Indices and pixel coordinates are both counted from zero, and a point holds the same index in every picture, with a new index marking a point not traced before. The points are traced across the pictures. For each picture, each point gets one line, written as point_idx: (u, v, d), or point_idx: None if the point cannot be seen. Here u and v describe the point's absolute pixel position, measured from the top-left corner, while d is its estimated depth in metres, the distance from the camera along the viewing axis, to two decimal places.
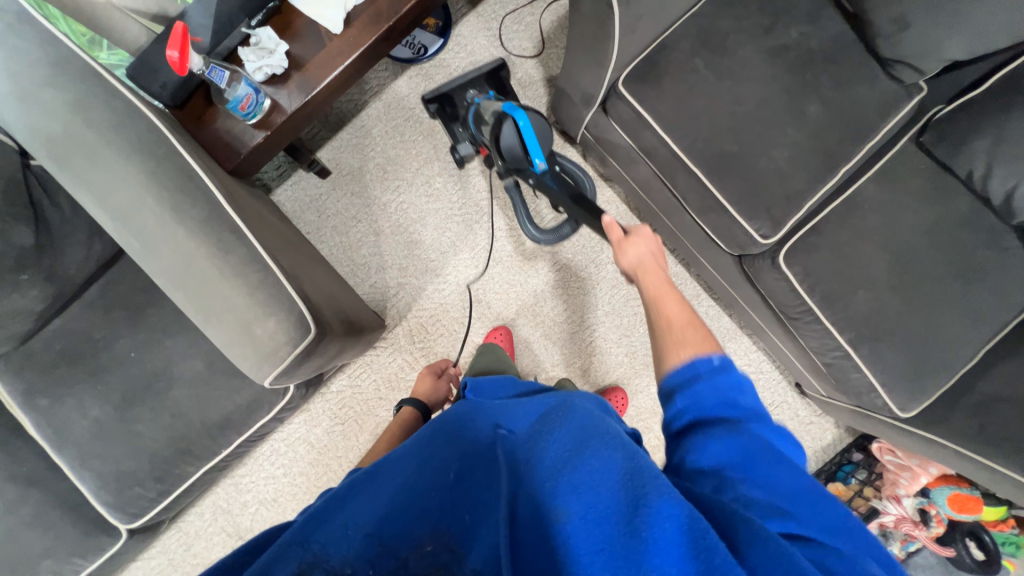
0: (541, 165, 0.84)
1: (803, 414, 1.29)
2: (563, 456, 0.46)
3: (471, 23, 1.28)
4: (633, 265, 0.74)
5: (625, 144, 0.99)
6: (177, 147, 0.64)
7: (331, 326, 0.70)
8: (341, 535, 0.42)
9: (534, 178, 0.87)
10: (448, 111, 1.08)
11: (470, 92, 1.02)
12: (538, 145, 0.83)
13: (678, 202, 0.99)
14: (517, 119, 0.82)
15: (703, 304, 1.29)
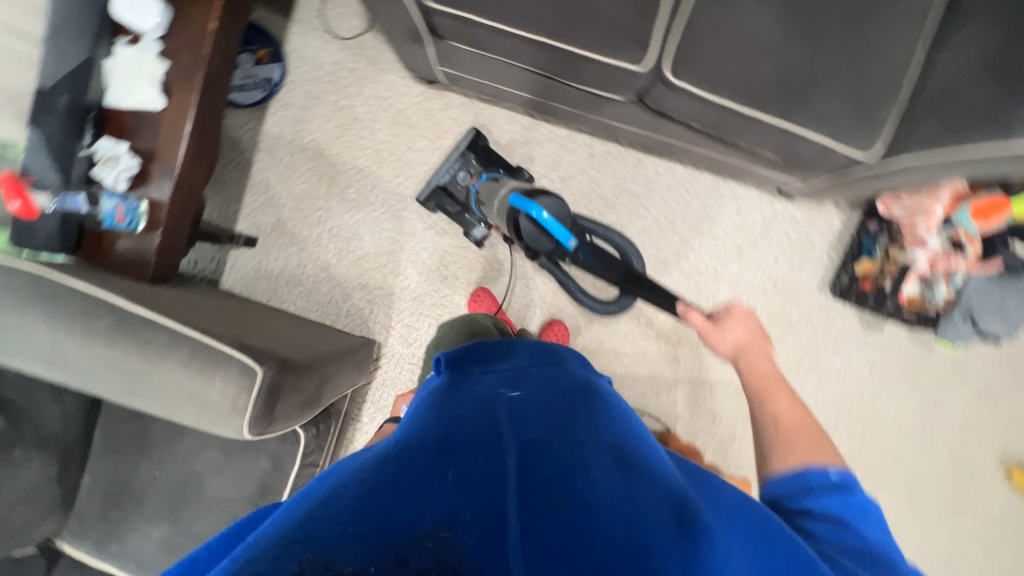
0: (574, 245, 0.90)
1: (801, 214, 1.24)
2: (584, 458, 0.51)
3: (296, 33, 1.24)
4: (732, 355, 0.78)
5: (476, 57, 0.95)
6: (58, 278, 0.66)
7: (283, 359, 0.71)
8: (338, 532, 0.42)
9: (570, 256, 0.93)
10: (446, 202, 1.22)
11: (460, 174, 1.20)
12: (562, 229, 0.88)
13: (556, 82, 0.95)
14: (530, 212, 0.88)
15: (649, 167, 1.25)
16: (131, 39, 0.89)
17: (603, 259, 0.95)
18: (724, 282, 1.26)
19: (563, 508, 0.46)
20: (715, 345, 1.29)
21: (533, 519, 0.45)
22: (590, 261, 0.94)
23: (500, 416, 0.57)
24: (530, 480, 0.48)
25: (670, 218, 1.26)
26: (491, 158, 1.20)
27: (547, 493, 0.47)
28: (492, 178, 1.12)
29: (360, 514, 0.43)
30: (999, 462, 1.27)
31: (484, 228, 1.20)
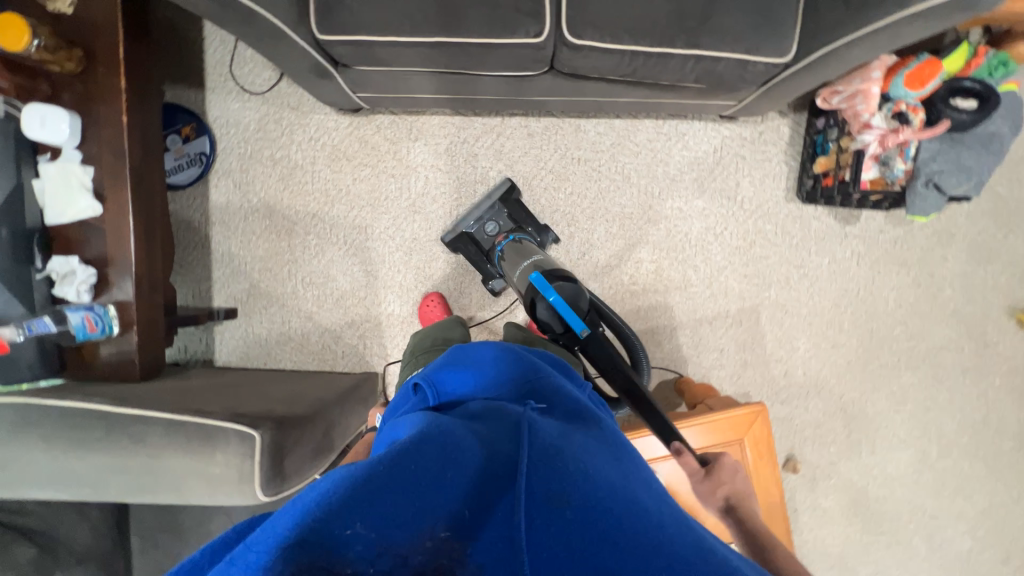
0: (585, 334, 0.87)
1: (749, 133, 1.24)
2: (587, 456, 0.51)
3: (214, 101, 1.25)
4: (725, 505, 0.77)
5: (385, 74, 0.96)
6: (40, 402, 0.67)
7: (279, 417, 0.73)
8: (349, 526, 0.39)
9: (580, 344, 0.89)
10: (471, 248, 1.21)
11: (488, 224, 1.19)
12: (575, 317, 0.88)
13: (468, 75, 0.95)
14: (546, 296, 0.88)
15: (590, 129, 1.25)
16: (53, 155, 0.89)
17: (609, 356, 0.88)
18: (694, 219, 1.27)
19: (565, 508, 0.44)
20: (703, 283, 1.29)
21: (535, 524, 0.43)
22: (599, 357, 0.88)
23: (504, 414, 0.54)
24: (539, 475, 0.46)
25: (623, 172, 1.26)
26: (522, 216, 1.21)
27: (551, 492, 0.45)
28: (516, 241, 1.12)
29: (362, 508, 0.40)
30: (1009, 312, 1.27)
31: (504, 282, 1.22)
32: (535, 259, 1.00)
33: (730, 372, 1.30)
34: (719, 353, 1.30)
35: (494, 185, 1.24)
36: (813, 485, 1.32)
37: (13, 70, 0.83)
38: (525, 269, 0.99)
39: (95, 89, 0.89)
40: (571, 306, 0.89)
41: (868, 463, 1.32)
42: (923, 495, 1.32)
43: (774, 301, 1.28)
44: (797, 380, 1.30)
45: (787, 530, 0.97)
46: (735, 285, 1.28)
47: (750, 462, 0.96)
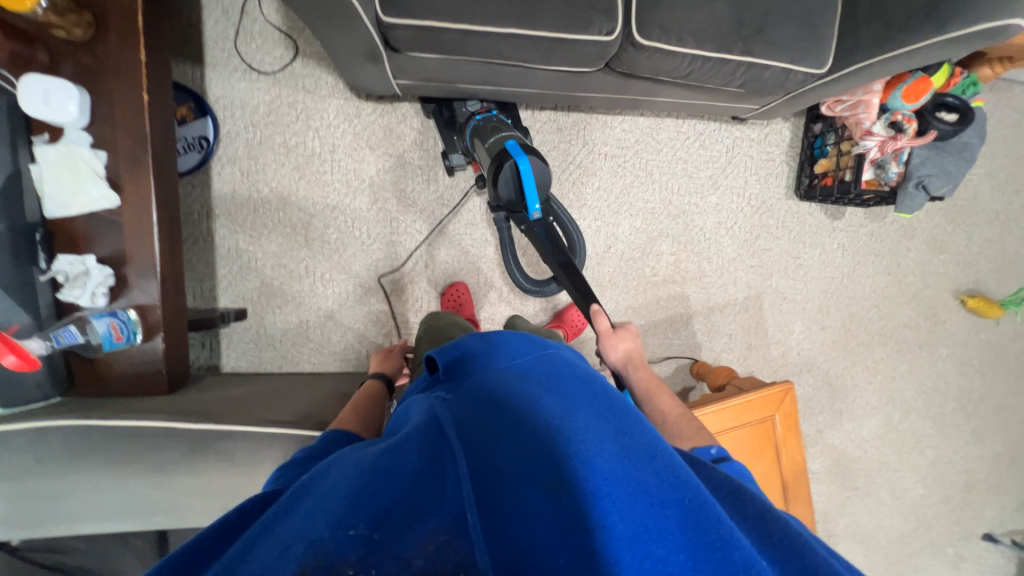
0: (535, 216, 0.92)
1: (756, 134, 1.35)
2: (587, 429, 0.44)
3: (216, 79, 1.12)
4: (621, 362, 0.85)
5: (438, 62, 0.92)
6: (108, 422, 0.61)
7: (369, 422, 0.69)
8: (339, 533, 0.36)
9: (526, 224, 0.95)
10: (444, 115, 1.15)
11: (471, 103, 1.11)
12: (536, 194, 0.89)
13: (523, 67, 0.94)
14: (517, 161, 0.86)
15: (615, 126, 1.28)
16: (52, 135, 0.76)
17: (552, 240, 0.96)
18: (708, 214, 1.36)
19: (564, 494, 0.39)
20: (715, 272, 1.39)
21: (531, 512, 0.39)
22: (541, 241, 0.95)
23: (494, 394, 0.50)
24: (527, 461, 0.42)
25: (645, 169, 1.31)
26: (507, 108, 1.16)
27: (544, 478, 0.41)
28: (498, 120, 1.04)
29: (354, 512, 0.38)
30: (955, 294, 1.50)
31: (464, 159, 1.15)
32: (504, 131, 0.96)
33: (738, 354, 1.42)
34: (729, 337, 1.41)
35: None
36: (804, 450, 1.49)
37: (7, 34, 0.71)
38: (495, 135, 0.95)
39: (106, 62, 0.77)
40: (536, 180, 0.89)
41: (847, 428, 1.51)
42: (888, 453, 1.54)
43: (774, 289, 1.42)
44: (792, 359, 1.45)
45: (808, 494, 1.09)
46: (742, 275, 1.40)
47: (779, 437, 1.06)
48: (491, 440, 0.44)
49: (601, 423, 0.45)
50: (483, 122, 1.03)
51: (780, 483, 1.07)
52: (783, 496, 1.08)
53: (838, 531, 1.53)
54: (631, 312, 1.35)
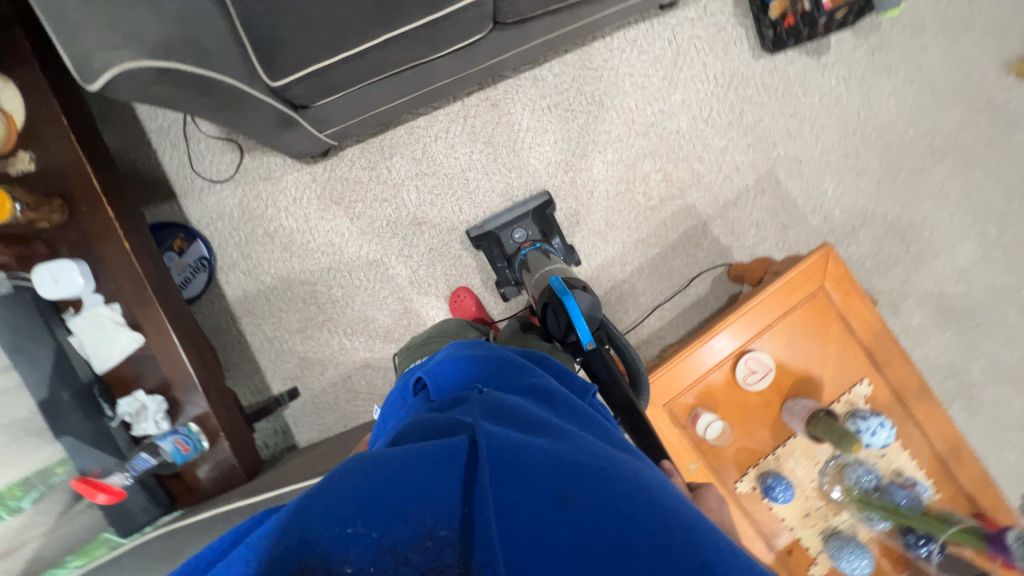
0: (590, 348, 0.86)
1: (693, 12, 1.24)
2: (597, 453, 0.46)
3: (191, 204, 1.24)
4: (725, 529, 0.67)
5: (345, 99, 0.95)
6: (217, 514, 0.76)
7: None
8: (339, 532, 0.39)
9: (581, 357, 0.88)
10: (494, 248, 1.23)
11: (516, 233, 1.23)
12: (585, 328, 0.86)
13: (421, 65, 0.95)
14: (563, 300, 0.88)
15: (546, 75, 1.24)
16: (75, 307, 0.89)
17: (610, 373, 0.84)
18: (678, 114, 1.26)
19: (577, 505, 0.41)
20: (712, 167, 1.28)
21: (544, 524, 0.40)
22: (598, 374, 0.84)
23: (510, 410, 0.53)
24: (546, 471, 0.43)
25: (594, 101, 1.25)
26: (553, 230, 1.24)
27: (561, 490, 0.42)
28: (541, 251, 1.14)
29: (355, 510, 0.40)
30: (1005, 69, 1.27)
31: (516, 290, 1.25)
32: (547, 270, 1.03)
33: (775, 241, 1.30)
34: (756, 227, 1.29)
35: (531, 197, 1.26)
36: (896, 308, 1.32)
37: (9, 243, 0.84)
38: (541, 275, 1.02)
39: (86, 229, 0.89)
40: (584, 315, 0.88)
41: (937, 267, 1.31)
42: (1001, 275, 1.32)
43: (785, 157, 1.29)
44: (839, 221, 1.30)
45: (901, 350, 0.96)
46: (743, 158, 1.28)
47: (842, 305, 0.95)
48: (511, 442, 0.45)
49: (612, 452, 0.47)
50: (529, 255, 1.14)
51: (863, 350, 0.96)
52: (871, 363, 0.96)
53: (976, 379, 1.33)
54: (642, 246, 1.29)
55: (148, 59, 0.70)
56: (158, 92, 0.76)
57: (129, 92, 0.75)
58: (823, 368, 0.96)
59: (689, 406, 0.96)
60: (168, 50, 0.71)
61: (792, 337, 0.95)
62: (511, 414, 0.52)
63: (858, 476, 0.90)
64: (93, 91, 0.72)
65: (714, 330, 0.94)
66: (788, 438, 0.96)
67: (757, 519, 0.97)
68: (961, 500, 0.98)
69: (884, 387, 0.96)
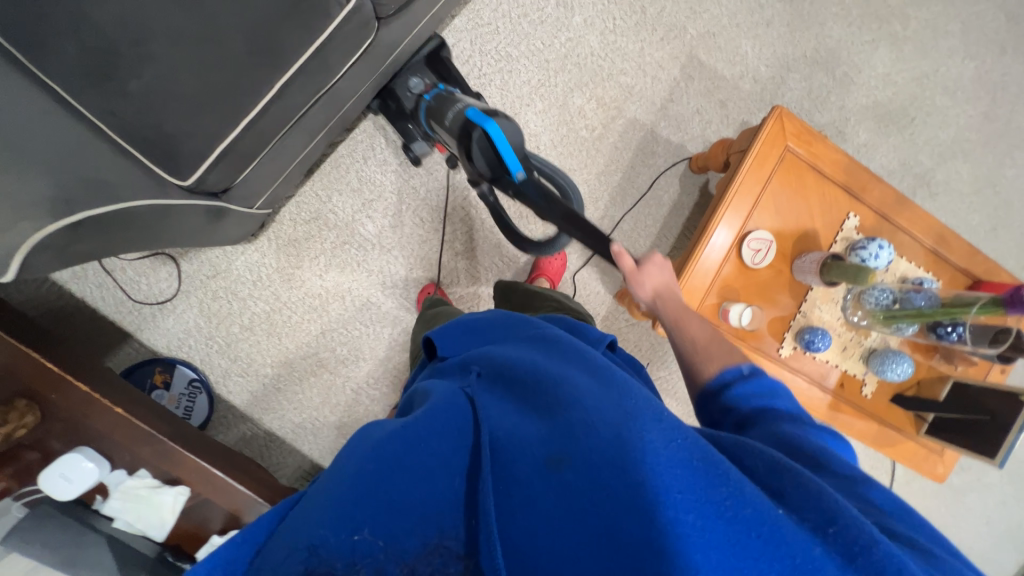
0: (520, 177, 0.80)
1: None
2: (589, 405, 0.47)
3: (151, 335, 1.13)
4: (653, 295, 0.88)
5: (262, 163, 0.87)
6: None
7: None
8: (342, 531, 0.39)
9: (512, 188, 0.82)
10: (393, 106, 1.09)
11: (412, 83, 1.05)
12: (512, 153, 0.79)
13: (324, 97, 0.87)
14: (484, 126, 0.79)
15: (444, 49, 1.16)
16: (101, 492, 0.84)
17: (546, 195, 0.79)
18: (587, 35, 1.22)
19: (565, 468, 0.42)
20: (638, 73, 1.26)
21: (534, 490, 0.42)
22: (532, 200, 0.80)
23: (504, 383, 0.56)
24: (534, 441, 0.45)
25: (501, 55, 1.19)
26: (453, 73, 1.08)
27: (548, 454, 0.43)
28: (450, 91, 0.99)
29: (358, 512, 0.40)
30: None
31: (428, 147, 1.10)
32: (462, 104, 0.88)
33: (719, 120, 1.32)
34: (699, 114, 1.31)
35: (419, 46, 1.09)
36: (843, 134, 1.38)
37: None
38: (454, 111, 0.87)
39: (70, 415, 0.80)
40: (509, 140, 0.79)
41: (864, 81, 1.37)
42: (918, 64, 1.39)
43: (699, 36, 1.28)
44: (768, 76, 1.32)
45: (871, 174, 1.02)
46: (661, 53, 1.26)
47: (810, 156, 0.99)
48: (500, 428, 0.48)
49: (601, 398, 0.48)
50: (434, 97, 0.98)
51: (841, 188, 1.01)
52: (850, 197, 1.02)
53: (928, 165, 1.44)
54: (605, 177, 1.28)
55: (54, 219, 0.61)
56: (76, 246, 0.67)
57: (48, 265, 0.64)
58: (813, 220, 1.01)
59: (716, 306, 1.00)
60: (68, 196, 0.62)
61: (780, 204, 1.00)
62: (508, 387, 0.55)
63: (876, 298, 0.98)
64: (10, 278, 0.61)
65: (710, 234, 0.97)
66: (807, 293, 1.02)
67: (806, 372, 1.06)
68: (959, 278, 1.08)
69: (868, 211, 1.03)
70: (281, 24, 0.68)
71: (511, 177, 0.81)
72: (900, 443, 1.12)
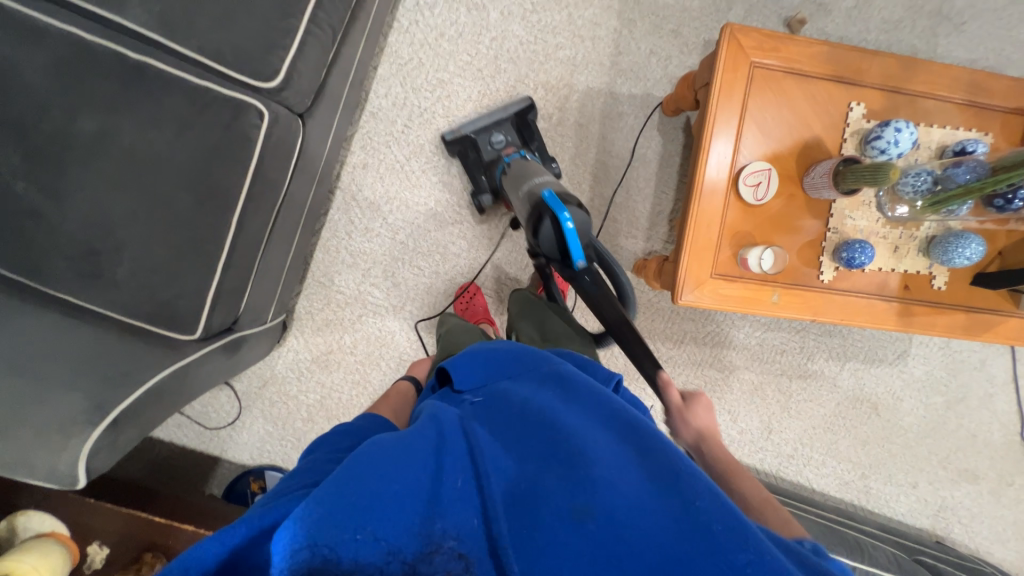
0: (581, 266, 0.85)
1: None
2: (617, 461, 0.48)
3: (235, 452, 1.25)
4: (692, 444, 0.72)
5: (258, 283, 0.93)
6: None
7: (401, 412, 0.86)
8: (351, 539, 0.37)
9: (570, 276, 0.87)
10: (470, 154, 1.15)
11: (495, 137, 1.13)
12: (579, 245, 0.83)
13: (283, 205, 0.90)
14: (557, 215, 0.82)
15: (379, 103, 1.16)
16: None
17: (600, 288, 0.83)
18: (508, 27, 1.16)
19: (591, 518, 0.42)
20: (576, 41, 1.18)
21: (552, 533, 0.41)
22: (586, 290, 0.84)
23: (509, 418, 0.54)
24: (562, 486, 0.44)
25: (434, 84, 1.17)
26: (534, 134, 1.14)
27: (574, 504, 0.43)
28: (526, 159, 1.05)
29: (372, 516, 0.39)
30: None
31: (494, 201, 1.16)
32: (536, 180, 0.92)
33: (679, 50, 1.20)
34: (655, 54, 1.20)
35: (509, 103, 1.17)
36: (825, 6, 1.21)
37: None
38: (529, 185, 0.92)
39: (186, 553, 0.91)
40: (578, 232, 0.84)
41: None
42: None
43: None
44: None
45: (861, 52, 0.88)
46: (592, 10, 1.17)
47: (781, 63, 0.87)
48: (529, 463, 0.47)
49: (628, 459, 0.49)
50: (512, 161, 1.06)
51: (829, 81, 0.89)
52: (844, 86, 0.89)
53: None
54: (580, 158, 1.22)
55: (95, 425, 0.72)
56: (127, 437, 0.77)
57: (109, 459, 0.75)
58: (809, 128, 0.90)
59: (732, 257, 0.92)
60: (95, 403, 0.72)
61: (770, 126, 0.89)
62: (524, 416, 0.53)
63: (912, 185, 0.86)
64: (83, 480, 0.72)
65: (698, 189, 0.89)
66: (831, 207, 0.92)
67: (859, 289, 0.96)
68: (1013, 120, 0.92)
69: (871, 93, 0.90)
70: (211, 164, 0.74)
71: (573, 263, 0.85)
72: (998, 324, 0.98)
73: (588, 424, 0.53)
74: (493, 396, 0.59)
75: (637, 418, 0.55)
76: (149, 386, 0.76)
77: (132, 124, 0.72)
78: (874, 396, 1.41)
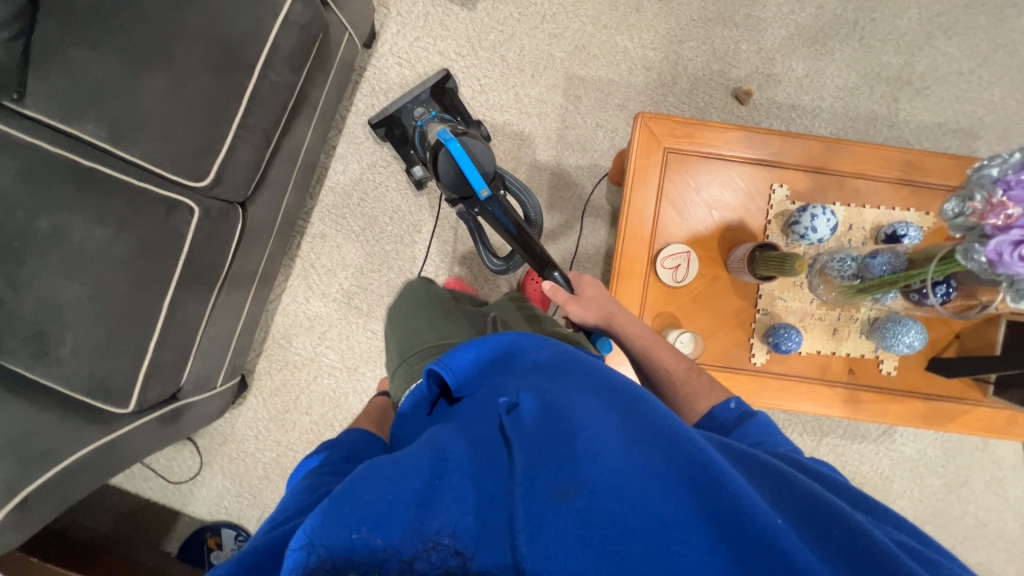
0: (485, 195, 0.89)
1: (394, 29, 1.22)
2: (610, 432, 0.44)
3: (195, 507, 1.30)
4: (602, 319, 0.84)
5: (200, 355, 0.99)
6: None
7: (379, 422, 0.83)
8: (344, 536, 0.35)
9: (479, 207, 0.92)
10: (394, 131, 1.12)
11: (415, 112, 1.09)
12: (476, 174, 0.89)
13: (224, 280, 0.98)
14: (449, 146, 0.90)
15: (337, 178, 1.25)
16: None
17: (508, 212, 0.91)
18: None
19: (577, 497, 0.39)
20: (523, 119, 1.23)
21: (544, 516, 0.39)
22: (496, 217, 0.90)
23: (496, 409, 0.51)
24: (548, 466, 0.42)
25: (389, 161, 1.24)
26: (457, 109, 1.12)
27: (559, 485, 0.40)
28: (439, 118, 1.02)
29: (361, 514, 0.37)
30: None
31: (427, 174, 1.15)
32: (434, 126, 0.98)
33: (624, 123, 1.23)
34: (601, 127, 1.23)
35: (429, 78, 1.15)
36: (775, 76, 1.21)
37: None
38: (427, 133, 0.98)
39: None
40: (473, 160, 0.89)
41: (773, 14, 1.21)
42: None
43: (569, 55, 1.23)
44: (660, 58, 1.22)
45: (780, 134, 0.87)
46: (538, 89, 1.23)
47: (695, 148, 0.87)
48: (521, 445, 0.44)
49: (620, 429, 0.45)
50: (428, 125, 1.01)
51: (751, 164, 0.88)
52: (765, 168, 0.88)
53: (900, 63, 1.20)
54: None
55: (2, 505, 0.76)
56: (48, 510, 0.81)
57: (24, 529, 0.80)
58: (730, 209, 0.89)
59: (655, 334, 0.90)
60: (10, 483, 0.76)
61: (688, 207, 0.89)
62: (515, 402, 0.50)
63: (838, 269, 0.82)
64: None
65: (616, 268, 0.89)
66: (757, 288, 0.89)
67: (797, 372, 0.91)
68: None
69: (794, 174, 0.88)
70: (146, 257, 0.82)
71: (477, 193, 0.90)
72: (961, 412, 0.90)
73: (580, 401, 0.49)
74: (485, 387, 0.56)
75: (632, 392, 0.50)
76: (66, 465, 0.81)
77: (80, 220, 0.80)
78: (860, 476, 1.29)
